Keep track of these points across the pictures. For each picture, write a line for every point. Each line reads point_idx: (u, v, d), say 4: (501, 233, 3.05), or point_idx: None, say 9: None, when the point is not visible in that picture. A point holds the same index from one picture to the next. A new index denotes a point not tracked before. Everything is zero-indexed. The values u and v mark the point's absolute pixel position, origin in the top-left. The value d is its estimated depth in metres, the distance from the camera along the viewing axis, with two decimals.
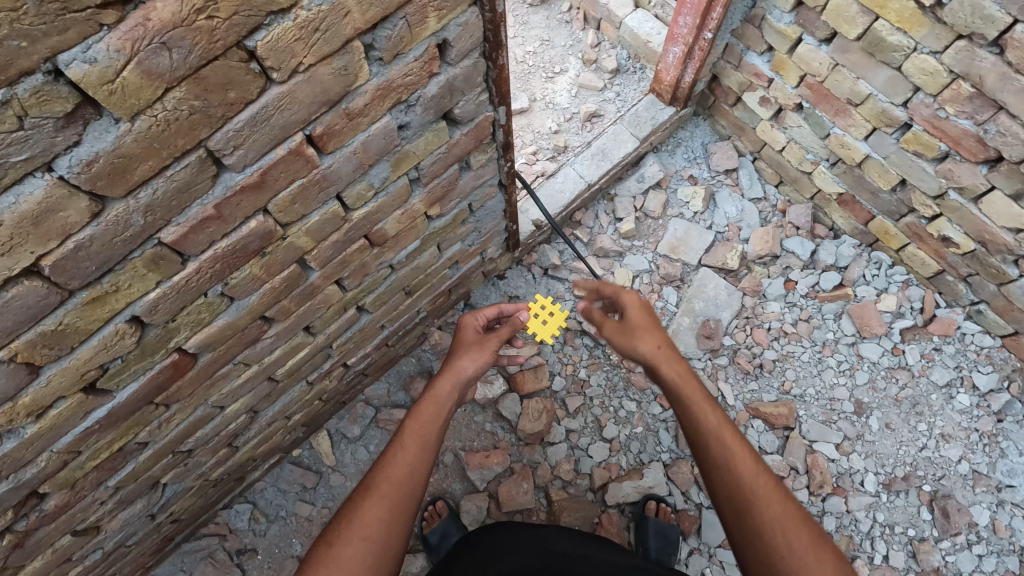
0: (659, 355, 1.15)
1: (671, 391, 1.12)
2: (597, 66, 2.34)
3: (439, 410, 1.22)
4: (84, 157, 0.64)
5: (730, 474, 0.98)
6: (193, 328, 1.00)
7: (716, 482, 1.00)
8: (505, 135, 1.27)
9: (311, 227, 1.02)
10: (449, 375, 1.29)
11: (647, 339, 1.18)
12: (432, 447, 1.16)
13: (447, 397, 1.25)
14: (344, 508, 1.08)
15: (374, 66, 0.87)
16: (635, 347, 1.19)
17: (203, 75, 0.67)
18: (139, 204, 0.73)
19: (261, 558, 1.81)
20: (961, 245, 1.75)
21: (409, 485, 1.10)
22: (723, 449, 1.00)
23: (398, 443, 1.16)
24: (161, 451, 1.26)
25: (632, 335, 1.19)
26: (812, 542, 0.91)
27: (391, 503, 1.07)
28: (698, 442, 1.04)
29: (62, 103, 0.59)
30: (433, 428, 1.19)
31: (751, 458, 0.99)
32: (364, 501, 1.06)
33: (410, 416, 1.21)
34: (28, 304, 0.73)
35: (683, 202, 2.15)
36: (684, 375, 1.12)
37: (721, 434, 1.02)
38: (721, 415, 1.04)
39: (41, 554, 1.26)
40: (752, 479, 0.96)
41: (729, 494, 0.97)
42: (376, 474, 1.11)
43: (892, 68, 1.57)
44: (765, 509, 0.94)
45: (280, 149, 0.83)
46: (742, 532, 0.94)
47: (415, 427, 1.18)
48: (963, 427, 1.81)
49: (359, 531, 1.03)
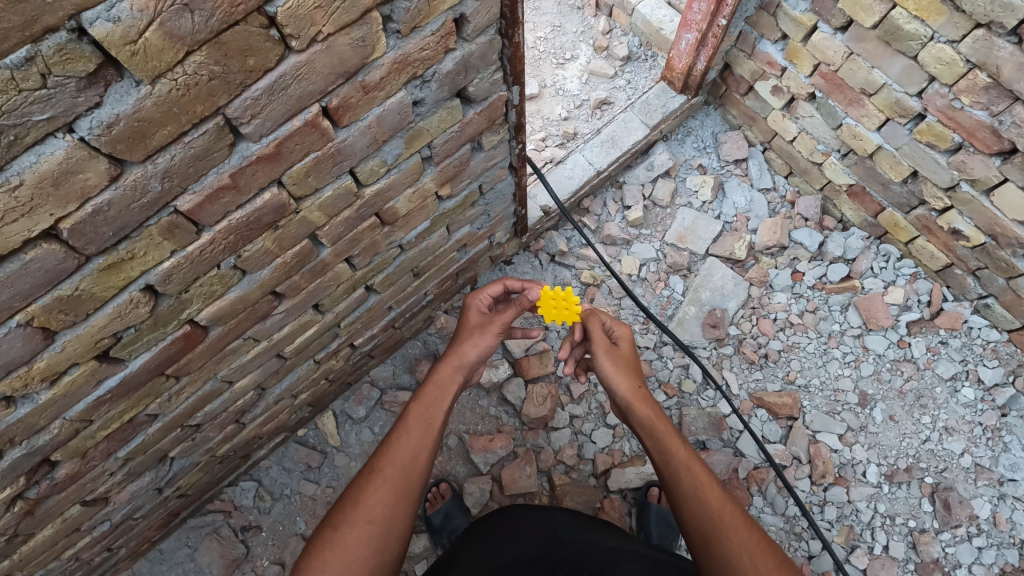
0: (636, 394, 1.26)
1: (644, 429, 1.21)
2: (608, 53, 2.33)
3: (442, 394, 1.24)
4: (105, 120, 0.64)
5: (698, 503, 1.06)
6: (205, 300, 1.01)
7: (685, 513, 1.07)
8: (517, 116, 1.27)
9: (324, 202, 1.02)
10: (452, 360, 1.31)
11: (626, 377, 1.29)
12: (437, 430, 1.17)
13: (449, 381, 1.27)
14: (349, 492, 1.08)
15: (392, 38, 0.86)
16: (614, 383, 1.29)
17: (224, 40, 0.67)
18: (157, 169, 0.73)
19: (265, 535, 1.83)
20: (971, 238, 1.75)
21: (413, 467, 1.10)
22: (691, 479, 1.09)
23: (402, 427, 1.17)
24: (170, 424, 1.28)
25: (612, 371, 1.30)
26: (775, 566, 0.96)
27: (396, 485, 1.07)
28: (669, 475, 1.12)
29: (84, 62, 0.59)
30: (437, 412, 1.20)
31: (717, 487, 1.07)
32: (369, 485, 1.07)
33: (414, 402, 1.22)
34: (46, 267, 0.73)
35: (692, 190, 2.15)
36: (656, 414, 1.22)
37: (690, 466, 1.11)
38: (690, 450, 1.13)
39: (51, 523, 1.28)
40: (717, 506, 1.04)
41: (697, 521, 1.04)
42: (381, 458, 1.11)
43: (907, 57, 1.56)
44: (731, 534, 1.00)
45: (296, 120, 0.83)
46: (710, 558, 1.00)
47: (419, 411, 1.19)
48: (967, 421, 1.81)
49: (363, 513, 1.03)
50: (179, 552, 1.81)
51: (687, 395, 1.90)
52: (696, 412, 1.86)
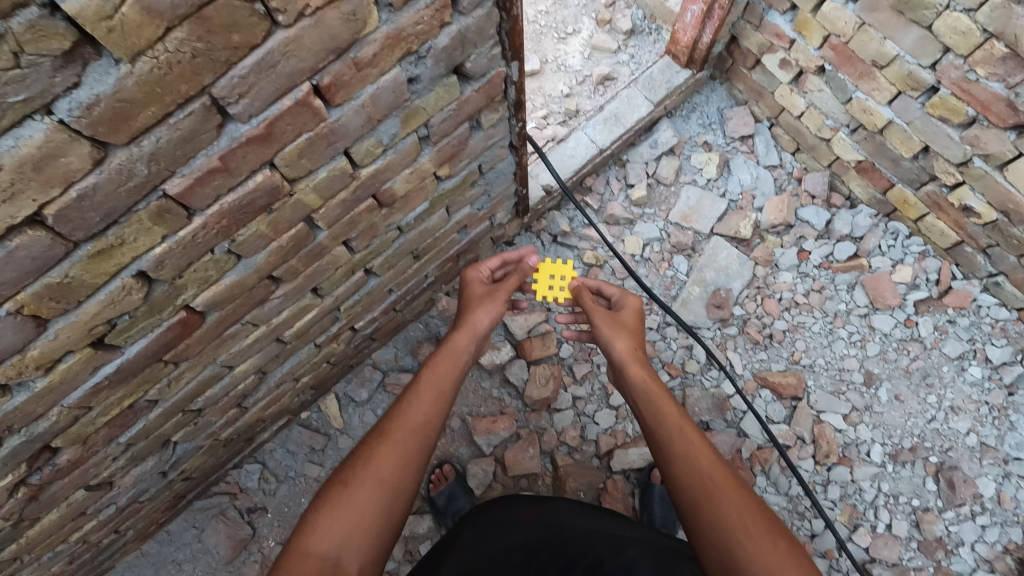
0: (631, 355, 1.25)
1: (638, 390, 1.20)
2: (611, 27, 2.27)
3: (454, 362, 1.23)
4: (84, 101, 0.62)
5: (690, 463, 1.03)
6: (201, 285, 0.99)
7: (675, 472, 1.04)
8: (517, 93, 1.24)
9: (319, 184, 1.00)
10: (464, 329, 1.31)
11: (626, 340, 1.29)
12: (446, 399, 1.17)
13: (462, 350, 1.27)
14: (355, 453, 1.06)
15: (384, 12, 0.83)
16: (613, 346, 1.29)
17: (207, 15, 0.63)
18: (142, 152, 0.71)
19: (271, 516, 1.85)
20: (983, 215, 1.71)
21: (423, 432, 1.09)
22: (686, 439, 1.07)
23: (411, 392, 1.16)
24: (171, 408, 1.28)
25: (610, 333, 1.31)
26: (766, 527, 0.93)
27: (405, 449, 1.05)
28: (663, 434, 1.10)
29: (59, 40, 0.56)
30: (448, 381, 1.19)
31: (711, 451, 1.05)
32: (379, 446, 1.05)
33: (426, 368, 1.21)
34: (33, 255, 0.72)
35: (696, 168, 2.11)
36: (650, 377, 1.21)
37: (683, 429, 1.09)
38: (684, 413, 1.12)
39: (56, 507, 1.29)
40: (708, 468, 1.02)
41: (686, 482, 1.02)
42: (391, 421, 1.10)
43: (922, 28, 1.50)
44: (721, 495, 0.97)
45: (286, 99, 0.81)
46: (699, 518, 0.97)
47: (429, 377, 1.19)
48: (973, 400, 1.79)
49: (372, 474, 1.01)
50: (187, 533, 1.83)
51: (690, 375, 1.89)
52: (700, 392, 1.86)
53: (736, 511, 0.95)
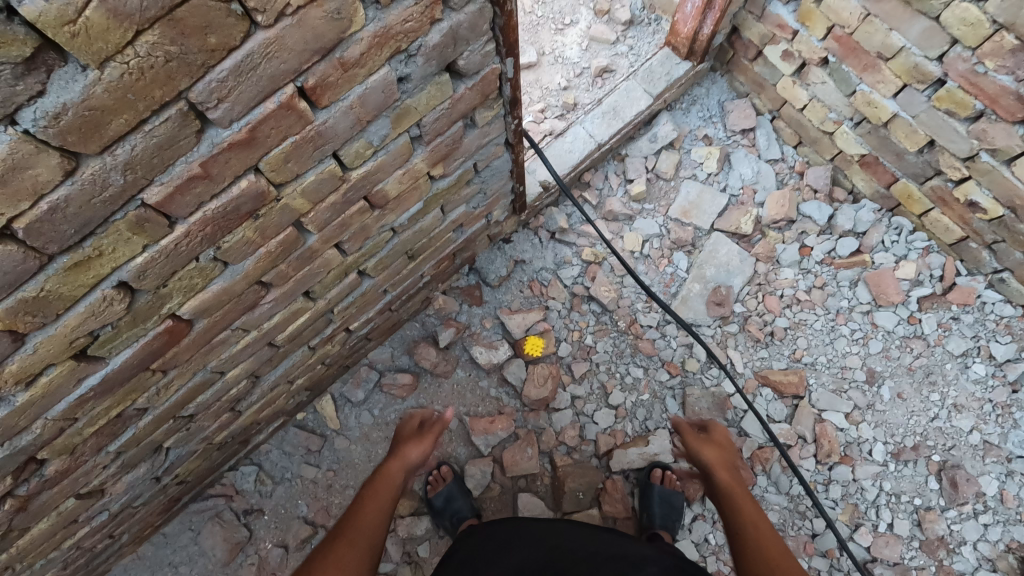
0: (718, 464, 1.37)
1: (717, 490, 1.30)
2: (610, 17, 2.22)
3: (392, 482, 1.31)
4: (50, 109, 0.58)
5: (757, 541, 1.10)
6: (187, 293, 0.96)
7: (740, 547, 1.11)
8: (512, 90, 1.20)
9: (307, 188, 0.96)
10: (395, 461, 1.40)
11: (716, 454, 1.41)
12: (392, 502, 1.25)
13: (395, 472, 1.34)
14: (313, 555, 1.09)
15: (371, 10, 0.79)
16: (702, 456, 1.42)
17: (179, 17, 0.60)
18: (116, 161, 0.67)
19: (268, 518, 1.83)
20: (989, 210, 1.67)
21: (375, 528, 1.17)
22: (753, 523, 1.15)
23: (357, 505, 1.23)
24: (162, 416, 1.25)
25: (703, 448, 1.44)
26: None
27: (362, 547, 1.11)
28: (733, 522, 1.18)
29: (18, 46, 0.53)
30: (390, 489, 1.28)
31: (773, 535, 1.11)
32: (337, 546, 1.10)
33: (365, 487, 1.29)
34: (4, 269, 0.69)
35: (696, 162, 2.07)
36: (737, 482, 1.31)
37: (751, 518, 1.16)
38: (759, 509, 1.19)
39: (46, 516, 1.26)
40: (773, 547, 1.08)
41: (750, 555, 1.08)
42: (344, 524, 1.17)
43: (929, 19, 1.46)
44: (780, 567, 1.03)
45: (269, 102, 0.77)
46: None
47: (372, 491, 1.26)
48: (976, 398, 1.77)
49: (333, 564, 1.06)
50: (183, 536, 1.81)
51: (690, 374, 1.87)
52: (700, 391, 1.84)
53: (787, 574, 1.02)
